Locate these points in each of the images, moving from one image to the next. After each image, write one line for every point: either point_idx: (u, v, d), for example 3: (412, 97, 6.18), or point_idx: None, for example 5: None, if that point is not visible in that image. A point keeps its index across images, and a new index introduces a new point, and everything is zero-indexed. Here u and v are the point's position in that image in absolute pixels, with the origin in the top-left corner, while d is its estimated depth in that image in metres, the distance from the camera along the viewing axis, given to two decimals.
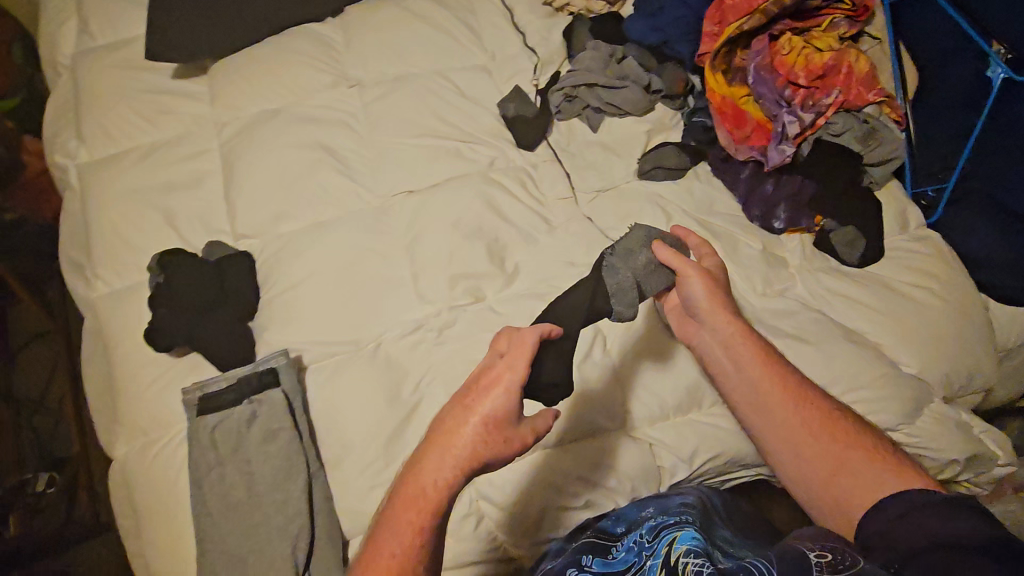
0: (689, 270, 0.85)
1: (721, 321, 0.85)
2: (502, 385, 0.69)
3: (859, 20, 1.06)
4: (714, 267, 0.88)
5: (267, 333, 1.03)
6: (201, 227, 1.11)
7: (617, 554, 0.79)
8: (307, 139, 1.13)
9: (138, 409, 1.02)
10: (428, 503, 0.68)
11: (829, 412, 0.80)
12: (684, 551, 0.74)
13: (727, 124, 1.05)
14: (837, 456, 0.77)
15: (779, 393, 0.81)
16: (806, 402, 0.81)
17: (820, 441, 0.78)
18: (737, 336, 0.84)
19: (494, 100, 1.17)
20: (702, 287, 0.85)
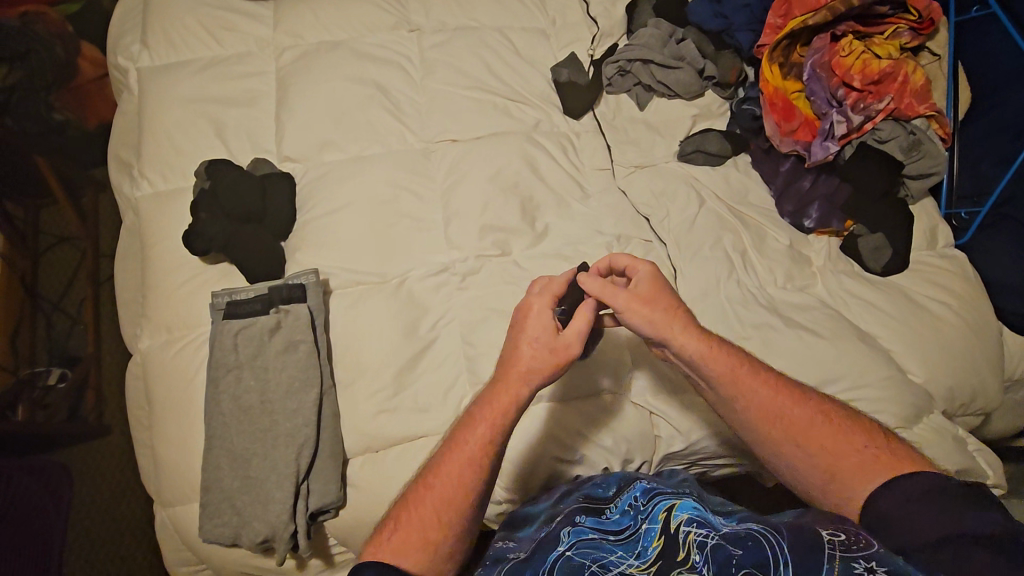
0: (618, 300, 0.79)
1: (676, 341, 0.79)
2: (536, 309, 0.79)
3: (923, 34, 1.06)
4: (648, 273, 0.82)
5: (300, 253, 1.06)
6: (248, 144, 1.14)
7: (611, 515, 0.80)
8: (361, 75, 1.15)
9: (165, 307, 1.06)
10: (498, 413, 0.76)
11: (812, 414, 0.77)
12: (685, 518, 0.72)
13: (775, 115, 1.06)
14: (829, 459, 0.74)
15: (757, 412, 0.77)
16: (788, 412, 0.77)
17: (809, 452, 0.75)
18: (697, 355, 0.79)
19: (549, 64, 1.18)
20: (638, 311, 0.79)
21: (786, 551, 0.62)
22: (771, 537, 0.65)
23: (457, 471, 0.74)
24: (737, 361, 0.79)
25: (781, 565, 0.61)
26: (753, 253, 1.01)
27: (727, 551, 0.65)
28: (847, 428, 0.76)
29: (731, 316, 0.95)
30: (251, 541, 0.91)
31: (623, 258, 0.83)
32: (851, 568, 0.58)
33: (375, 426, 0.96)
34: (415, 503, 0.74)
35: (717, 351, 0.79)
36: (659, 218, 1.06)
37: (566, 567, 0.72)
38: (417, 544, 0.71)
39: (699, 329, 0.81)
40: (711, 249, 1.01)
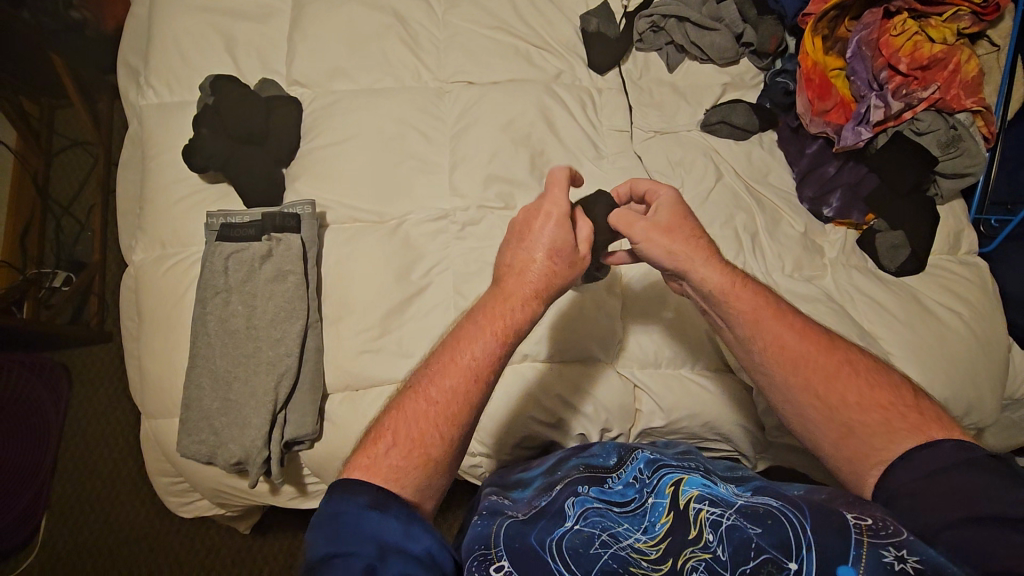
0: (637, 229, 0.74)
1: (698, 272, 0.74)
2: (552, 218, 0.71)
3: (985, 19, 0.97)
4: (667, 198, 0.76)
5: (299, 181, 1.04)
6: (257, 63, 1.10)
7: (614, 486, 0.78)
8: (382, 3, 1.10)
9: (161, 222, 1.05)
10: (504, 324, 0.68)
11: (838, 366, 0.71)
12: (694, 495, 0.70)
13: (810, 92, 1.00)
14: (850, 413, 0.67)
15: (777, 356, 0.71)
16: (807, 358, 0.71)
17: (829, 404, 0.68)
18: (721, 289, 0.74)
19: (578, 12, 1.12)
20: (658, 240, 0.74)
21: (809, 532, 0.59)
22: (792, 516, 0.62)
23: (454, 387, 0.66)
24: (761, 300, 0.74)
25: (803, 548, 0.57)
26: (765, 236, 0.97)
27: (744, 533, 0.62)
28: (872, 382, 0.69)
29: None
30: (226, 461, 0.93)
31: (641, 184, 0.78)
32: (880, 556, 0.54)
33: (356, 364, 0.95)
34: (409, 418, 0.65)
35: (742, 288, 0.74)
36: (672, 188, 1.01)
37: (575, 538, 0.68)
38: (417, 461, 0.63)
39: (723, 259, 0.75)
40: (722, 226, 0.97)
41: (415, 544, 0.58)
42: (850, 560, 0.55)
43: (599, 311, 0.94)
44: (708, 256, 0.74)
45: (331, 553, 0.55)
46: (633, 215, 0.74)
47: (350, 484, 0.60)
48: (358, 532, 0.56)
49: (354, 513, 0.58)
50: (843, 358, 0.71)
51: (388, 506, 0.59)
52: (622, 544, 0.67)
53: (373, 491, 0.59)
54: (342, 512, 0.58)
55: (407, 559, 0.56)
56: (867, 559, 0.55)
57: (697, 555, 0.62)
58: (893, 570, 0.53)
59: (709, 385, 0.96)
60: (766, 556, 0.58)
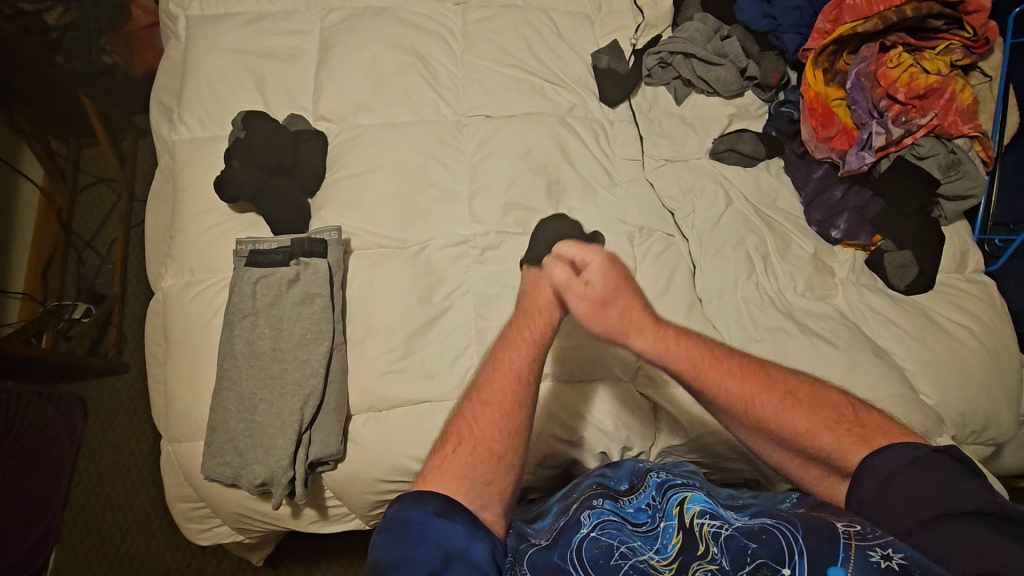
0: (575, 299, 0.82)
1: (634, 341, 0.80)
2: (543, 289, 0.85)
3: (976, 52, 1.02)
4: (601, 259, 0.84)
5: (324, 210, 1.08)
6: (285, 100, 1.17)
7: (628, 507, 0.79)
8: (404, 43, 1.17)
9: (190, 250, 1.08)
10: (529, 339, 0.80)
11: (788, 404, 0.72)
12: (697, 511, 0.72)
13: (813, 121, 1.04)
14: (800, 440, 0.70)
15: (726, 404, 0.74)
16: (756, 398, 0.73)
17: (773, 429, 0.72)
18: (656, 352, 0.79)
19: (589, 50, 1.19)
20: (594, 312, 0.82)
21: (799, 540, 0.60)
22: (785, 529, 0.62)
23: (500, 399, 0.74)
24: (699, 353, 0.77)
25: (795, 554, 0.58)
26: (776, 258, 1.00)
27: (741, 543, 0.63)
28: (817, 405, 0.71)
29: (746, 317, 0.95)
30: (249, 482, 0.93)
31: (574, 247, 0.85)
32: (867, 556, 0.55)
33: (380, 385, 0.97)
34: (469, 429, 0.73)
35: (673, 349, 0.78)
36: (684, 213, 1.06)
37: (595, 548, 0.70)
38: (482, 458, 0.70)
39: (652, 322, 0.81)
40: (734, 248, 1.00)
41: (478, 547, 0.62)
42: (839, 561, 0.56)
43: None
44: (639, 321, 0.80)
45: (398, 558, 0.59)
46: (572, 283, 0.82)
47: (417, 496, 0.66)
48: (427, 538, 0.61)
49: (421, 519, 0.63)
50: (785, 389, 0.73)
51: (454, 514, 0.64)
52: (640, 557, 0.68)
53: (440, 501, 0.65)
54: (410, 520, 0.63)
55: (469, 565, 0.60)
56: (855, 559, 0.55)
57: (704, 566, 0.63)
58: (880, 569, 0.54)
59: None
60: (761, 560, 0.60)
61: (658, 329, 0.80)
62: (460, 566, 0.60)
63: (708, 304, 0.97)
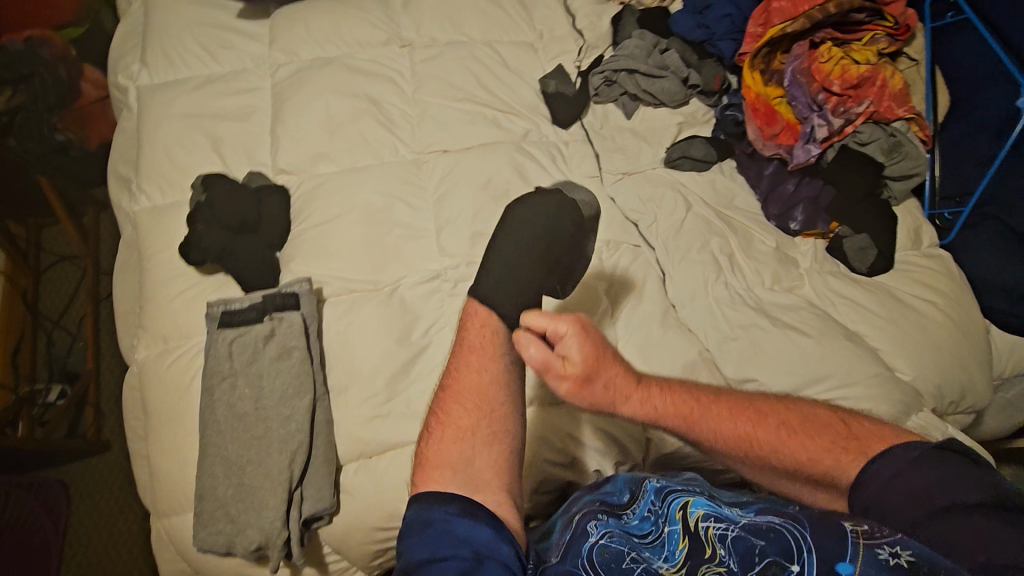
0: (557, 381, 0.77)
1: (624, 410, 0.79)
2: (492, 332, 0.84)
3: (900, 39, 1.07)
4: (572, 328, 0.77)
5: (293, 263, 1.08)
6: (244, 158, 1.18)
7: (632, 520, 0.77)
8: (356, 90, 1.20)
9: (162, 318, 1.07)
10: (480, 325, 0.85)
11: (780, 435, 0.76)
12: (701, 514, 0.71)
13: (758, 121, 1.08)
14: (798, 465, 0.74)
15: (723, 445, 0.78)
16: (750, 434, 0.77)
17: (772, 461, 0.76)
18: (649, 413, 0.79)
19: (536, 76, 1.22)
20: (575, 391, 0.77)
21: (808, 538, 0.61)
22: (793, 528, 0.63)
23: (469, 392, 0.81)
24: (690, 401, 0.79)
25: (804, 551, 0.60)
26: (741, 256, 1.02)
27: (748, 541, 0.65)
28: (808, 430, 0.76)
29: (719, 317, 0.96)
30: (245, 549, 0.91)
31: (541, 316, 0.77)
32: (875, 554, 0.58)
33: (367, 430, 0.96)
34: (444, 424, 0.79)
35: (666, 406, 0.78)
36: (647, 223, 1.08)
37: (605, 554, 0.72)
38: (462, 440, 0.77)
39: (639, 384, 0.80)
40: (699, 252, 1.02)
41: (504, 547, 0.67)
42: (848, 557, 0.58)
43: None
44: (625, 385, 0.79)
45: (431, 558, 0.65)
46: (551, 363, 0.76)
47: (434, 497, 0.72)
48: (454, 535, 0.67)
49: (445, 518, 0.69)
50: (775, 422, 0.77)
51: (475, 513, 0.69)
52: (648, 564, 0.69)
53: (458, 503, 0.70)
54: (433, 520, 0.69)
55: (497, 563, 0.65)
56: (864, 557, 0.57)
57: (713, 569, 0.64)
58: (891, 566, 0.56)
59: None
60: (770, 558, 0.62)
61: (646, 387, 0.80)
62: (491, 565, 0.65)
63: (681, 309, 0.99)
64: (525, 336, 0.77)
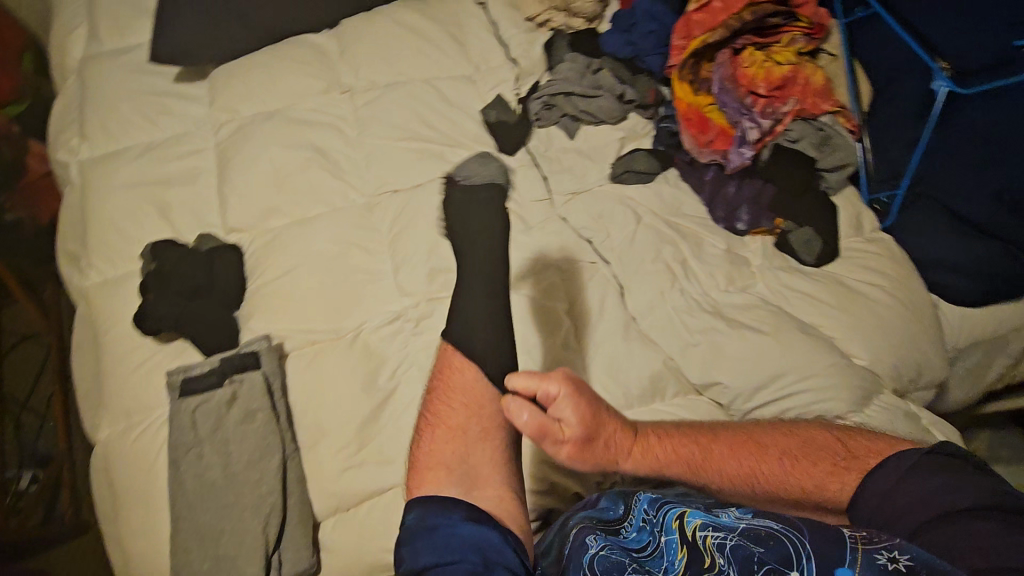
0: (554, 445, 0.76)
1: (627, 465, 0.80)
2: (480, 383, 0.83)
3: (816, 38, 1.12)
4: (562, 387, 0.75)
5: (251, 320, 1.07)
6: (194, 220, 1.17)
7: (629, 533, 0.77)
8: (300, 140, 1.21)
9: (121, 394, 1.04)
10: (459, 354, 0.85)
11: (779, 467, 0.80)
12: (699, 523, 0.72)
13: (692, 129, 1.12)
14: (801, 493, 0.78)
15: (730, 485, 0.81)
16: (753, 471, 0.80)
17: (777, 494, 0.79)
18: (652, 465, 0.81)
19: (477, 108, 1.24)
20: (572, 450, 0.76)
21: (808, 546, 0.62)
22: (792, 535, 0.64)
23: (457, 400, 0.82)
24: (691, 445, 0.82)
25: (803, 558, 0.61)
26: (693, 262, 1.04)
27: (747, 550, 0.65)
28: (805, 456, 0.80)
29: (679, 324, 0.98)
30: None
31: (526, 379, 0.75)
32: (874, 559, 0.59)
33: (342, 482, 0.95)
34: (437, 427, 0.81)
35: (668, 455, 0.81)
36: (601, 239, 1.08)
37: (606, 562, 0.71)
38: (454, 438, 0.79)
39: (637, 437, 0.82)
40: (653, 262, 1.04)
41: (509, 552, 0.68)
42: (847, 563, 0.59)
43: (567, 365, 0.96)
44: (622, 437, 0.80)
45: (437, 562, 0.65)
46: (546, 426, 0.74)
47: (440, 504, 0.72)
48: (459, 540, 0.67)
49: (450, 523, 0.69)
50: (773, 455, 0.81)
51: (480, 519, 0.70)
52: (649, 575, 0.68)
53: (464, 509, 0.71)
54: (438, 526, 0.69)
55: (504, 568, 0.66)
56: (862, 561, 0.59)
57: None
58: (888, 570, 0.57)
59: (684, 413, 0.93)
60: (769, 567, 0.62)
61: (644, 438, 0.82)
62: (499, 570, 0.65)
63: (642, 320, 1.00)
64: (513, 399, 0.74)
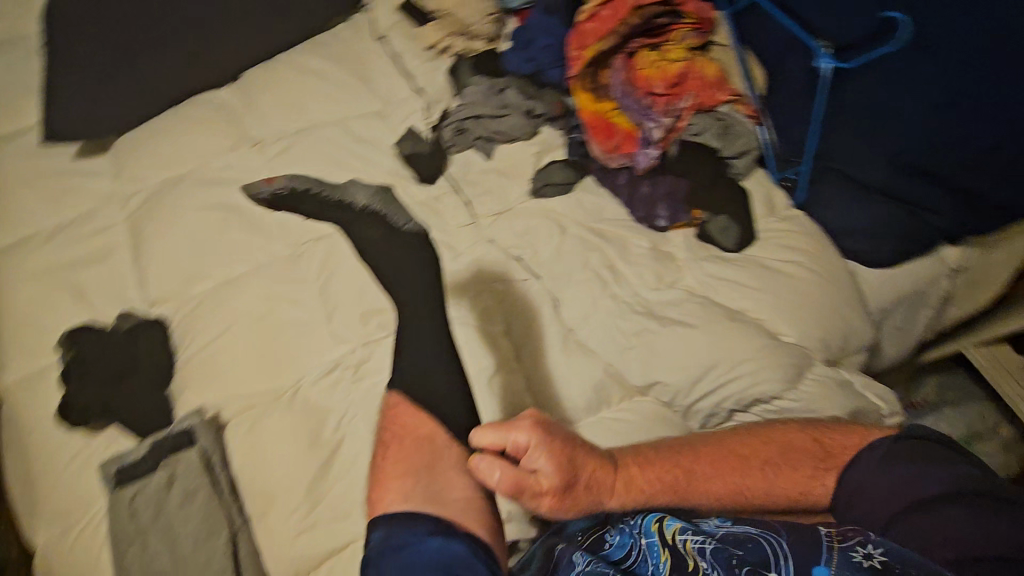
0: (537, 499, 0.80)
1: (613, 501, 0.83)
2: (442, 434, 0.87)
3: (704, 31, 1.17)
4: (531, 436, 0.80)
5: (184, 394, 1.03)
6: (112, 299, 1.12)
7: (612, 540, 0.82)
8: (215, 200, 1.18)
9: (53, 495, 0.97)
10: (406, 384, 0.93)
11: (763, 476, 0.84)
12: (678, 527, 0.79)
13: (599, 136, 1.14)
14: (784, 497, 0.83)
15: (718, 503, 0.84)
16: (739, 486, 0.84)
17: (763, 502, 0.84)
18: (638, 498, 0.83)
19: (390, 142, 1.23)
20: (554, 498, 0.80)
21: (786, 549, 0.71)
22: (770, 538, 0.73)
23: (416, 426, 0.88)
24: (674, 471, 0.84)
25: (782, 559, 0.71)
26: (621, 265, 1.05)
27: (729, 552, 0.73)
28: (784, 460, 0.85)
29: (613, 329, 0.98)
30: None
31: (491, 433, 0.81)
32: (850, 557, 0.68)
33: (297, 548, 0.91)
34: (397, 447, 0.86)
35: (653, 485, 0.83)
36: (530, 255, 1.08)
37: None
38: (416, 451, 0.85)
39: (618, 472, 0.83)
40: (581, 271, 1.04)
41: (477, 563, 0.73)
42: (823, 561, 0.69)
43: (509, 388, 0.95)
44: (605, 474, 0.82)
45: None
46: (520, 479, 0.79)
47: (408, 519, 0.77)
48: (428, 556, 0.72)
49: (416, 540, 0.74)
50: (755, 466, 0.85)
51: (448, 533, 0.75)
52: None
53: (430, 523, 0.76)
54: (407, 543, 0.74)
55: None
56: (839, 561, 0.68)
57: None
58: (863, 567, 0.67)
59: (632, 416, 0.93)
60: (751, 568, 0.71)
61: (624, 470, 0.84)
62: None
63: (578, 330, 1.00)
64: (479, 458, 0.81)
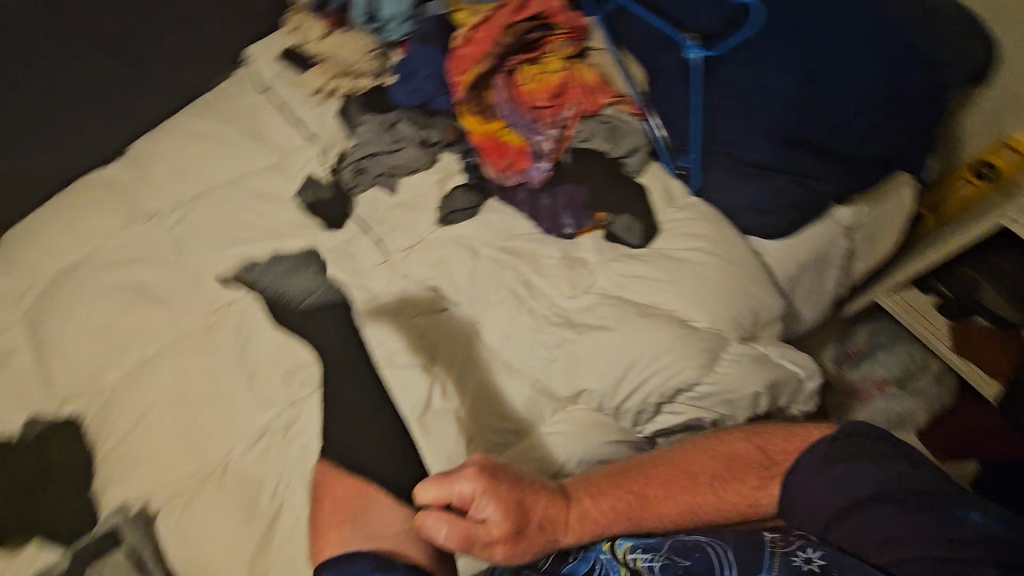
0: (490, 550, 0.75)
1: (567, 538, 0.79)
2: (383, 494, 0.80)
3: (576, 42, 1.24)
4: (476, 486, 0.73)
5: (106, 491, 0.97)
6: (14, 406, 1.05)
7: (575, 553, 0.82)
8: (114, 283, 1.13)
9: None
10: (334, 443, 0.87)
11: (711, 491, 0.84)
12: (629, 545, 0.79)
13: (491, 158, 1.16)
14: (734, 510, 0.84)
15: (675, 523, 0.82)
16: (691, 504, 0.84)
17: (715, 518, 0.84)
18: (593, 532, 0.80)
19: (291, 194, 1.21)
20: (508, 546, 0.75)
21: (729, 556, 0.72)
22: (715, 546, 0.74)
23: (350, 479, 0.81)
24: (627, 499, 0.83)
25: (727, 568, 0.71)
26: (536, 279, 1.05)
27: (677, 565, 0.73)
28: (730, 472, 0.86)
29: (535, 344, 0.99)
30: None
31: (434, 489, 0.73)
32: (790, 562, 0.69)
33: None
34: (334, 499, 0.80)
35: (606, 517, 0.81)
36: (446, 284, 1.07)
37: None
38: (355, 497, 0.79)
39: (570, 507, 0.81)
40: (498, 292, 1.04)
41: None
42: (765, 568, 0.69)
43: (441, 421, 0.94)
44: (557, 511, 0.79)
45: None
46: (471, 534, 0.73)
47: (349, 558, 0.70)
48: None
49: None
50: (703, 482, 0.85)
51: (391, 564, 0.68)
52: None
53: (373, 559, 0.68)
54: None
55: None
56: (779, 564, 0.69)
57: None
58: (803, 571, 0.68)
59: (566, 427, 0.95)
60: None
61: (576, 506, 0.81)
62: None
63: (502, 351, 1.00)
64: (427, 518, 0.73)
